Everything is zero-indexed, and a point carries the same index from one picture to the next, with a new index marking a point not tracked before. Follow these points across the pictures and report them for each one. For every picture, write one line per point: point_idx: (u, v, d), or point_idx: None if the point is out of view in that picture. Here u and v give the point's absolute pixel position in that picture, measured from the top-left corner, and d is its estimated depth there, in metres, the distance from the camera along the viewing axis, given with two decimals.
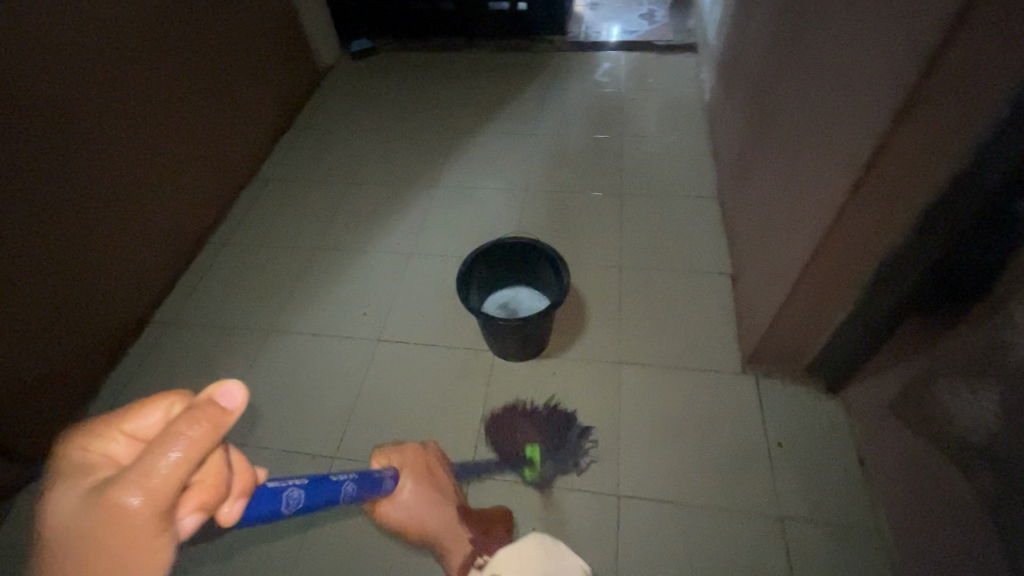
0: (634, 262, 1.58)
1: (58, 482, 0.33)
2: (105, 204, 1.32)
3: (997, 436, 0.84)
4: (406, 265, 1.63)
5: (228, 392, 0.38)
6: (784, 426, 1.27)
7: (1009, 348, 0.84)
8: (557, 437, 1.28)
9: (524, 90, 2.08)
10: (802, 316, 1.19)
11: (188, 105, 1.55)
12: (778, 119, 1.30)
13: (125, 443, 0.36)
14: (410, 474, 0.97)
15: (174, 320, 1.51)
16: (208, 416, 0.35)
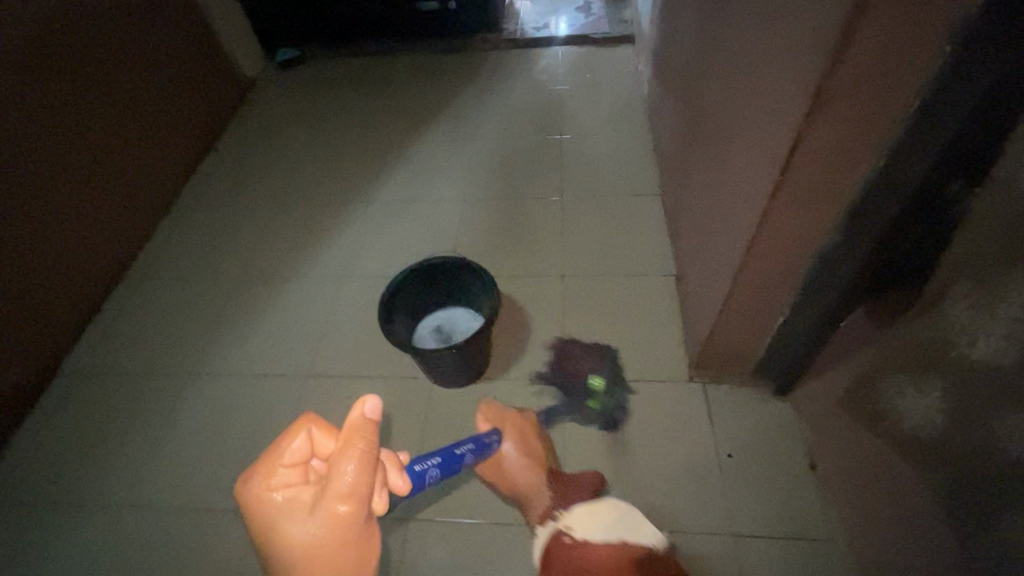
0: (571, 262, 1.40)
1: (261, 512, 0.66)
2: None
3: (949, 435, 0.76)
4: (316, 283, 1.44)
5: (367, 406, 0.70)
6: (735, 434, 1.07)
7: (955, 346, 0.73)
8: (614, 375, 1.17)
9: (460, 93, 1.97)
10: (745, 308, 0.97)
11: (89, 136, 1.45)
12: (709, 83, 1.09)
13: (298, 466, 0.69)
14: (512, 436, 1.02)
15: (82, 371, 1.38)
16: (359, 437, 0.67)
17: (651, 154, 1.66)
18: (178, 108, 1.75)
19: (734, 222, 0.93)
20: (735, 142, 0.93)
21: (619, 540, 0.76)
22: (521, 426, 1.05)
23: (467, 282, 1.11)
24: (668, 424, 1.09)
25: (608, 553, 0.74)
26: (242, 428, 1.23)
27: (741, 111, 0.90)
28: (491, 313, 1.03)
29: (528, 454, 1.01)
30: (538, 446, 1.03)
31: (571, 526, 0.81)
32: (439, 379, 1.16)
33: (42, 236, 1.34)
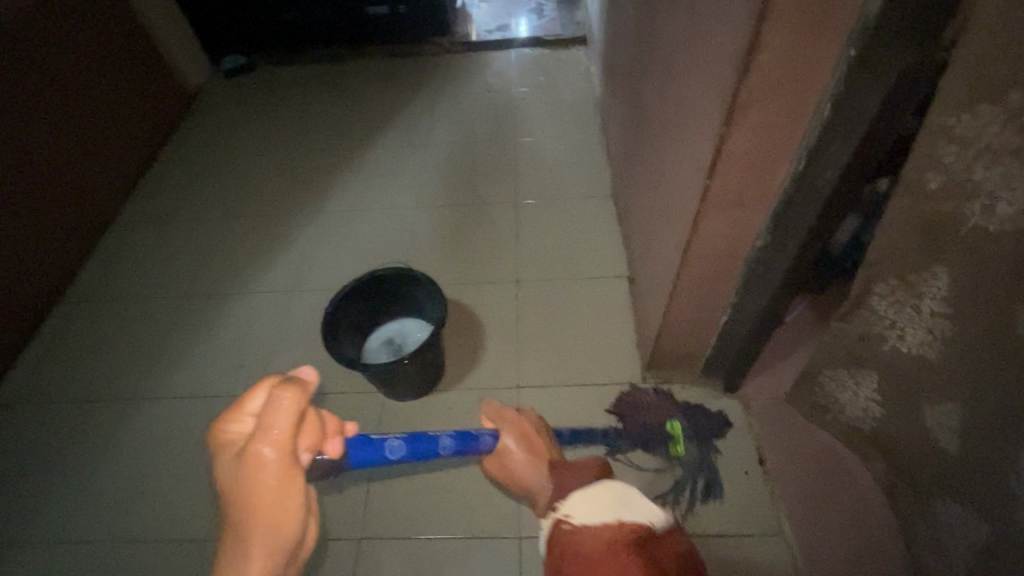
0: (525, 266, 1.40)
1: (217, 458, 0.50)
2: None
3: (883, 423, 0.79)
4: (265, 297, 1.40)
5: (302, 371, 0.55)
6: (686, 432, 1.08)
7: (879, 340, 0.75)
8: (699, 415, 1.10)
9: (413, 98, 1.95)
10: (688, 307, 0.99)
11: (23, 150, 1.39)
12: (649, 85, 1.09)
13: (249, 421, 0.51)
14: (513, 432, 0.80)
15: (19, 398, 1.32)
16: (294, 388, 0.51)
17: (604, 156, 1.66)
18: (117, 118, 1.68)
19: (674, 225, 0.94)
20: (673, 146, 0.93)
21: (616, 521, 0.52)
22: (522, 428, 0.81)
23: (414, 293, 1.09)
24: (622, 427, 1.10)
25: (606, 542, 0.50)
26: (188, 453, 1.18)
27: (676, 115, 0.90)
28: (438, 323, 1.02)
29: (529, 449, 0.78)
30: (546, 446, 0.79)
31: (563, 520, 0.56)
32: (392, 391, 1.14)
33: None
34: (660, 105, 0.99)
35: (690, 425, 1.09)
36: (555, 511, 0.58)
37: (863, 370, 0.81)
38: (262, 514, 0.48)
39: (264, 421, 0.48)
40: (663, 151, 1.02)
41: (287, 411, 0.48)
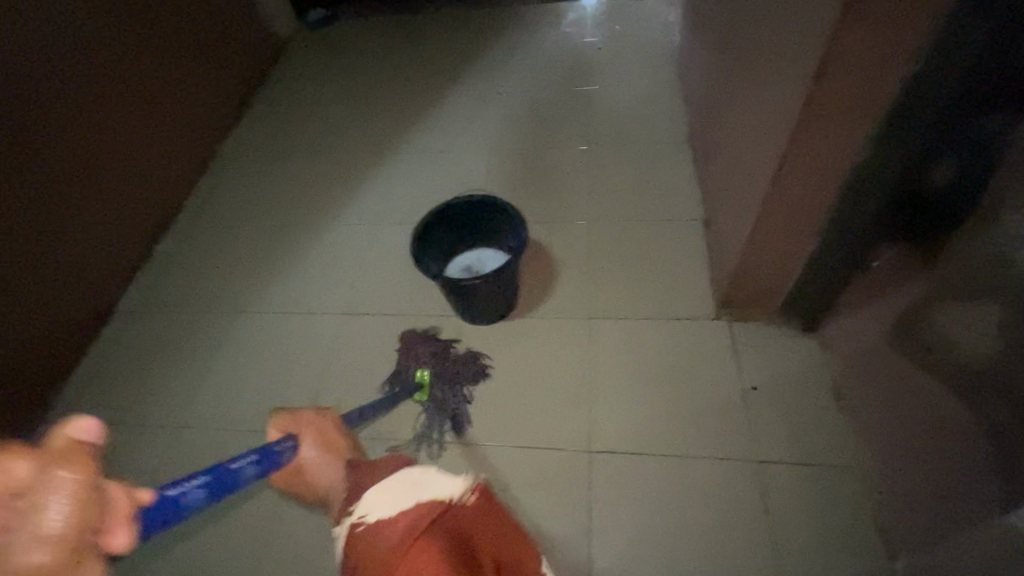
0: (599, 208, 1.40)
1: None
2: (70, 194, 1.32)
3: (987, 356, 0.75)
4: (349, 229, 1.48)
5: (84, 428, 0.32)
6: (762, 368, 1.07)
7: (1010, 260, 0.71)
8: (451, 370, 1.15)
9: (487, 48, 1.97)
10: (776, 239, 0.97)
11: (142, 84, 1.51)
12: (742, 14, 1.06)
13: None
14: (315, 442, 0.69)
15: (134, 309, 1.45)
16: (71, 461, 0.29)
17: (680, 103, 1.63)
18: (217, 61, 1.79)
19: (764, 151, 0.92)
20: (768, 68, 0.91)
21: (413, 504, 0.50)
22: (317, 425, 0.72)
23: (495, 219, 1.13)
24: (695, 358, 1.11)
25: (400, 533, 0.47)
26: (279, 363, 1.26)
27: (775, 34, 0.88)
28: (519, 246, 1.05)
29: (329, 456, 0.68)
30: (340, 434, 0.72)
31: (359, 520, 0.51)
32: (469, 314, 1.20)
33: (104, 178, 1.41)
34: (758, 30, 0.96)
35: (440, 369, 1.15)
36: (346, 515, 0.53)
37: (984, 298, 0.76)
38: None
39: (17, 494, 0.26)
40: (755, 80, 0.99)
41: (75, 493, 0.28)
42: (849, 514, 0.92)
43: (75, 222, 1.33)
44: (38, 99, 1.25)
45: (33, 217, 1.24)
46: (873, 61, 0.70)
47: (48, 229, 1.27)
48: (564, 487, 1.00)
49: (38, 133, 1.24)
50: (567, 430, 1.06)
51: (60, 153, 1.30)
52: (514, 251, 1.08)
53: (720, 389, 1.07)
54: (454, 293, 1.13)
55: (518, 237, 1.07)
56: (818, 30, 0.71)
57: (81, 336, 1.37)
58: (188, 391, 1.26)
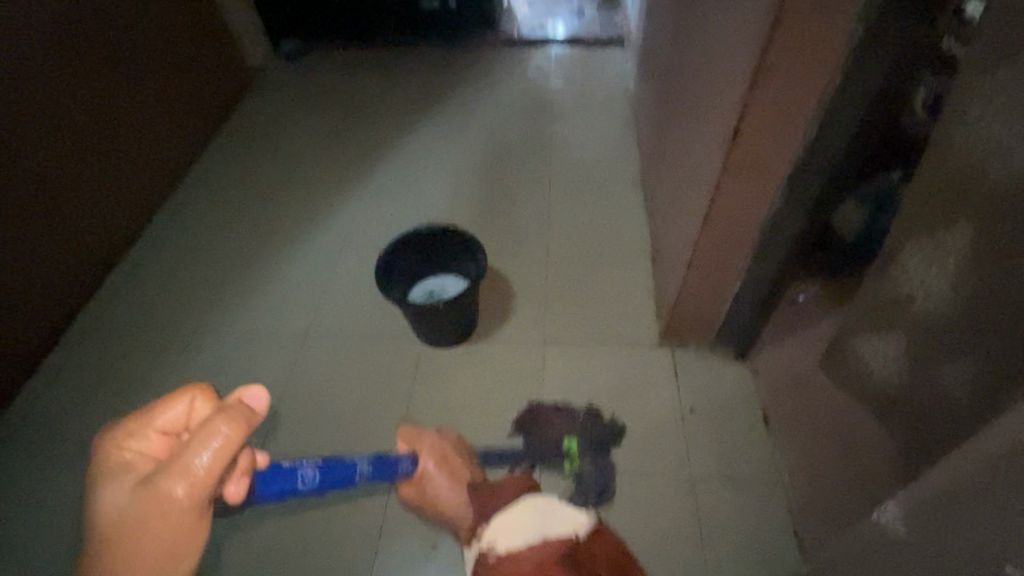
0: (555, 240, 1.50)
1: (111, 481, 0.55)
2: (30, 210, 1.31)
3: (908, 381, 0.87)
4: (316, 253, 1.52)
5: (253, 393, 0.62)
6: (699, 391, 1.17)
7: (908, 299, 0.83)
8: (598, 437, 1.12)
9: (456, 86, 2.08)
10: (710, 274, 1.08)
11: (115, 104, 1.53)
12: (682, 73, 1.19)
13: (158, 435, 0.58)
14: (430, 453, 0.96)
15: (89, 327, 1.43)
16: (241, 413, 0.57)
17: (634, 146, 1.76)
18: (191, 84, 1.82)
19: (697, 195, 1.03)
20: (700, 122, 1.03)
21: (544, 537, 0.68)
22: (438, 446, 0.98)
23: (455, 248, 1.20)
24: (640, 381, 1.19)
25: (533, 556, 0.66)
26: (240, 383, 1.28)
27: (704, 92, 1.00)
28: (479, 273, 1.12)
29: (446, 468, 0.95)
30: (462, 463, 0.98)
31: (489, 547, 0.70)
32: (429, 337, 1.25)
33: (70, 196, 1.41)
34: (693, 88, 1.09)
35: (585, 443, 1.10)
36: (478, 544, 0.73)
37: (892, 330, 0.88)
38: (168, 530, 0.53)
39: (205, 429, 0.55)
40: (691, 131, 1.11)
41: (229, 437, 0.55)
42: (771, 525, 1.00)
43: (33, 240, 1.33)
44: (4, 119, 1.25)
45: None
46: (784, 125, 0.82)
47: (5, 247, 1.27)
48: None
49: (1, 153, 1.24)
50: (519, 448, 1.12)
51: (22, 172, 1.29)
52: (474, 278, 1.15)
53: (661, 409, 1.15)
54: (417, 316, 1.19)
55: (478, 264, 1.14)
56: (735, 93, 0.82)
57: (30, 354, 1.34)
58: (143, 410, 1.26)
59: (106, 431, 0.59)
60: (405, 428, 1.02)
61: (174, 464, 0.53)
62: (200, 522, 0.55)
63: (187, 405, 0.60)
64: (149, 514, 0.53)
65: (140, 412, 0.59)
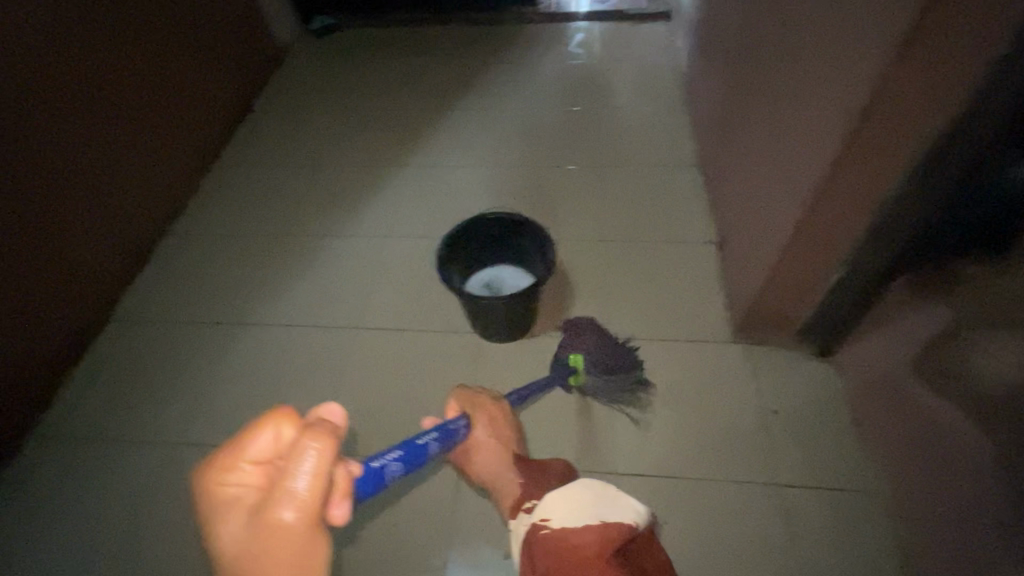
0: (612, 228, 1.42)
1: (228, 513, 0.59)
2: (70, 195, 1.22)
3: None
4: (360, 240, 1.45)
5: (330, 410, 0.67)
6: (779, 391, 1.10)
7: None
8: (613, 359, 1.02)
9: (495, 64, 1.98)
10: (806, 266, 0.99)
11: (150, 80, 1.42)
12: (769, 46, 1.09)
13: (253, 467, 0.59)
14: (484, 423, 0.95)
15: (129, 316, 1.35)
16: (324, 432, 0.59)
17: (688, 127, 1.67)
18: (225, 59, 1.71)
19: (800, 180, 0.94)
20: (808, 99, 0.92)
21: (602, 522, 0.68)
22: (490, 416, 0.96)
23: (520, 240, 1.13)
24: (716, 381, 1.12)
25: (589, 538, 0.66)
26: (291, 379, 1.21)
27: (817, 65, 0.89)
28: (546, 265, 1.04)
29: (500, 442, 0.95)
30: (507, 427, 0.97)
31: (544, 524, 0.72)
32: (488, 332, 1.19)
33: (108, 180, 1.31)
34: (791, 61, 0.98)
35: (596, 354, 1.02)
36: (540, 516, 0.74)
37: None
38: (291, 558, 0.56)
39: (289, 459, 0.56)
40: (789, 109, 1.00)
41: (319, 463, 0.56)
42: (866, 534, 0.95)
43: (76, 229, 1.24)
44: (45, 99, 1.15)
45: (31, 223, 1.13)
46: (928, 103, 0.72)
47: (47, 235, 1.17)
48: None
49: (43, 135, 1.15)
50: (592, 450, 1.06)
51: (66, 156, 1.20)
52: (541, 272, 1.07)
53: (742, 412, 1.08)
54: (479, 312, 1.12)
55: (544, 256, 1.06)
56: (872, 66, 0.72)
57: (71, 346, 1.25)
58: (192, 408, 1.19)
59: (203, 467, 0.60)
60: (460, 389, 1.00)
61: (279, 493, 0.56)
62: (318, 540, 0.58)
63: (275, 433, 0.60)
64: (266, 544, 0.56)
65: (224, 453, 0.59)
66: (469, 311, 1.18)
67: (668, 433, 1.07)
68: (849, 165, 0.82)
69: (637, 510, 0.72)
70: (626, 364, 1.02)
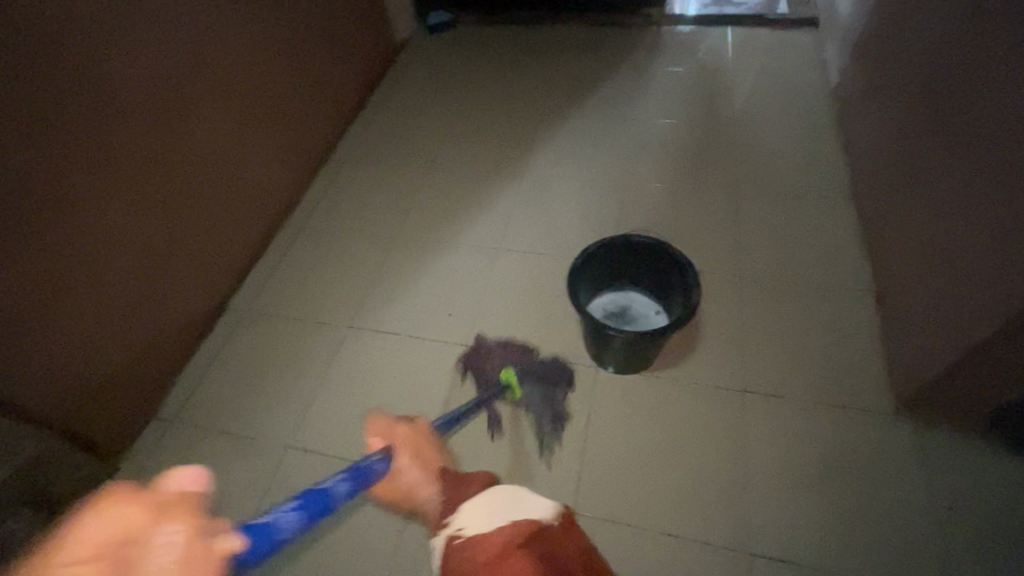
0: (751, 263, 1.27)
1: None
2: (209, 192, 1.24)
3: None
4: (474, 250, 1.40)
5: None
6: (952, 483, 0.94)
7: None
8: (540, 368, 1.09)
9: (617, 69, 1.87)
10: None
11: (286, 78, 1.44)
12: (996, 76, 0.91)
13: None
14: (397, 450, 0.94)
15: (244, 305, 1.34)
16: None
17: (839, 156, 1.49)
18: (345, 51, 1.70)
19: None
20: None
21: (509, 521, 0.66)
22: (406, 444, 0.96)
23: (636, 266, 1.05)
24: (874, 463, 0.97)
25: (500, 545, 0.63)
26: (398, 396, 1.16)
27: None
28: (651, 248, 0.99)
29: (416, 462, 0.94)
30: (433, 451, 0.97)
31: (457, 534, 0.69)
32: (617, 364, 1.10)
33: (240, 175, 1.32)
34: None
35: (525, 369, 1.09)
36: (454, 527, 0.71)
37: None
38: None
39: None
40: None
41: None
42: None
43: (198, 221, 1.22)
44: (192, 88, 1.15)
45: (157, 215, 1.11)
46: None
47: (171, 225, 1.15)
48: None
49: (179, 121, 1.13)
50: (730, 521, 0.95)
51: (196, 146, 1.18)
52: (646, 262, 1.02)
53: (908, 510, 0.93)
54: (625, 350, 1.03)
55: (628, 247, 1.01)
56: None
57: (195, 331, 1.26)
58: (299, 413, 1.16)
59: None
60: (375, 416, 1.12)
61: None
62: None
63: None
64: None
65: None
66: (623, 349, 1.03)
67: (815, 512, 0.94)
68: None
69: (549, 504, 0.70)
70: (556, 365, 1.11)
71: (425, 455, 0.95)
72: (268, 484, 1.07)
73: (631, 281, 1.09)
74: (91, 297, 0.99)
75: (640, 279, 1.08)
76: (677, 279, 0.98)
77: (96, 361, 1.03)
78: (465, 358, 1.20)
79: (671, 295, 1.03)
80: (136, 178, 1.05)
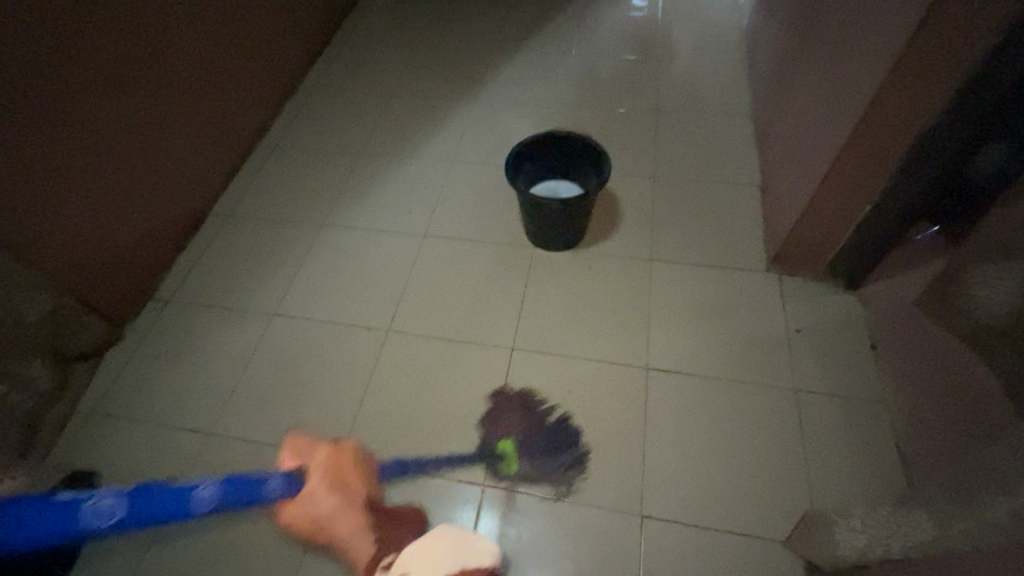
0: (667, 167, 1.51)
1: None
2: (201, 101, 1.40)
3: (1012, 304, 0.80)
4: (432, 161, 1.59)
5: None
6: (805, 314, 1.21)
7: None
8: (553, 442, 1.08)
9: (564, 11, 2.06)
10: (846, 195, 1.08)
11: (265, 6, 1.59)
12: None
13: None
14: (315, 473, 1.05)
15: (223, 209, 1.50)
16: None
17: (746, 84, 1.74)
18: None
19: (850, 110, 1.02)
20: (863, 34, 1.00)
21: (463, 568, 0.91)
22: (329, 466, 1.06)
23: (554, 157, 1.27)
24: (749, 305, 1.23)
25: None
26: (363, 273, 1.36)
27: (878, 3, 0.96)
28: (535, 143, 1.22)
29: (337, 492, 1.03)
30: (350, 477, 1.05)
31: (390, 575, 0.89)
32: (548, 240, 1.33)
33: (228, 90, 1.48)
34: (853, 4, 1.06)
35: (529, 441, 1.08)
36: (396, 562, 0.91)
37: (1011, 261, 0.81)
38: None
39: None
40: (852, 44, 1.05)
41: None
42: (866, 434, 1.06)
43: (187, 131, 1.37)
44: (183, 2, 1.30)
45: (149, 117, 1.25)
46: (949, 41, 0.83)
47: (158, 133, 1.29)
48: (641, 394, 1.12)
49: (175, 34, 1.29)
50: (630, 348, 1.19)
51: (189, 62, 1.34)
52: (544, 155, 1.26)
53: (770, 334, 1.19)
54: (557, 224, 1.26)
55: (533, 148, 1.23)
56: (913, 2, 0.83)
57: (185, 227, 1.42)
58: (277, 289, 1.35)
59: None
60: (292, 436, 1.12)
61: None
62: None
63: None
64: None
65: None
66: (557, 223, 1.26)
67: (698, 340, 1.19)
68: (891, 96, 0.92)
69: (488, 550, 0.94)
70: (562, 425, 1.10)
71: (343, 478, 1.04)
72: (253, 342, 1.26)
73: (548, 170, 1.30)
74: (101, 174, 1.16)
75: (550, 166, 1.29)
76: (566, 153, 1.25)
77: (106, 235, 1.19)
78: (481, 406, 1.14)
79: (560, 171, 1.30)
80: (140, 76, 1.21)
